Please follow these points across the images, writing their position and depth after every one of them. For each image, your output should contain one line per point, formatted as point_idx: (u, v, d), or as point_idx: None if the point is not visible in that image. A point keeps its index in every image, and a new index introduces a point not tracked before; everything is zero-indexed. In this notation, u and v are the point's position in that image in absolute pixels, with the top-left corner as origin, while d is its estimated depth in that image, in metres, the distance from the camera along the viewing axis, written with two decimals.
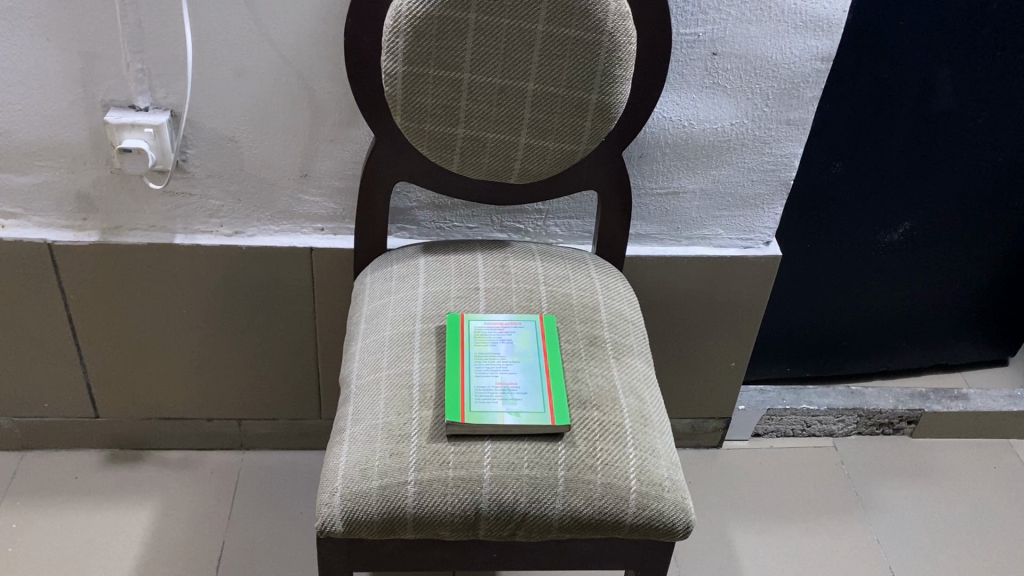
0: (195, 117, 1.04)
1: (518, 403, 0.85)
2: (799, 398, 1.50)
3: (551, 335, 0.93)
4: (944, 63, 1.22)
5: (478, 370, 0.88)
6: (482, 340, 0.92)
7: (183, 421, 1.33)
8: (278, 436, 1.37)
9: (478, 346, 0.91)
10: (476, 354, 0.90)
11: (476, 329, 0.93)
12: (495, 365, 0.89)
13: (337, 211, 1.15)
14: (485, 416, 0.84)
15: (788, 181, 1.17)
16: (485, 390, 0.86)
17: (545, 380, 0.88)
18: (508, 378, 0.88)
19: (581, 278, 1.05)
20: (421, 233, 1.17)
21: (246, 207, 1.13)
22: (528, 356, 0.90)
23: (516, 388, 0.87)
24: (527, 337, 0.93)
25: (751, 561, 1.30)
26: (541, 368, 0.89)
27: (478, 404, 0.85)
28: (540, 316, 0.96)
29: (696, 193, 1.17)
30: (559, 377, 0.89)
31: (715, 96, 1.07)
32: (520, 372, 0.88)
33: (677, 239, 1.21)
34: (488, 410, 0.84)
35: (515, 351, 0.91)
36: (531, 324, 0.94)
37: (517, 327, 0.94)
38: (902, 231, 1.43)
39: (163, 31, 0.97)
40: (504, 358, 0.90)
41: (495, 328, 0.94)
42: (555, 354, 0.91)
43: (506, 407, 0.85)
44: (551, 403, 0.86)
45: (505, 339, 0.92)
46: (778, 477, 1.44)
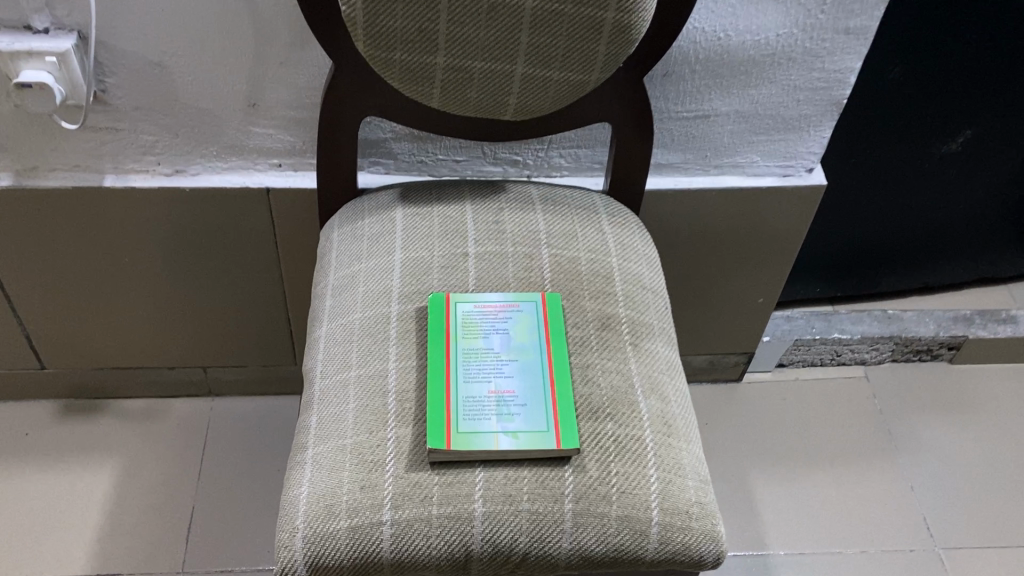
0: (109, 39, 0.83)
1: (516, 419, 0.70)
2: (831, 326, 1.34)
3: (555, 321, 0.77)
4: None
5: (467, 375, 0.73)
6: (471, 331, 0.76)
7: (143, 370, 1.19)
8: (250, 382, 1.23)
9: (466, 340, 0.75)
10: (464, 352, 0.74)
11: (463, 315, 0.77)
12: (487, 366, 0.73)
13: (296, 144, 0.95)
14: (475, 440, 0.68)
15: (841, 101, 0.96)
16: (476, 404, 0.71)
17: (548, 386, 0.72)
18: (503, 387, 0.72)
19: (591, 235, 0.87)
20: (399, 168, 0.98)
21: (186, 142, 0.94)
22: (528, 353, 0.74)
23: (514, 399, 0.71)
24: (525, 326, 0.76)
25: (773, 517, 1.19)
26: (543, 369, 0.73)
27: (467, 424, 0.69)
28: (542, 295, 0.79)
29: (729, 116, 0.96)
30: (565, 381, 0.73)
31: (760, 2, 0.85)
32: (519, 376, 0.73)
33: (703, 168, 1.02)
34: (480, 432, 0.69)
35: (512, 346, 0.75)
36: (531, 307, 0.78)
37: (514, 312, 0.77)
38: (962, 140, 1.23)
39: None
40: (498, 355, 0.74)
41: (487, 315, 0.77)
42: (560, 348, 0.75)
43: (502, 426, 0.70)
44: (555, 418, 0.70)
45: (499, 328, 0.76)
46: (805, 414, 1.31)
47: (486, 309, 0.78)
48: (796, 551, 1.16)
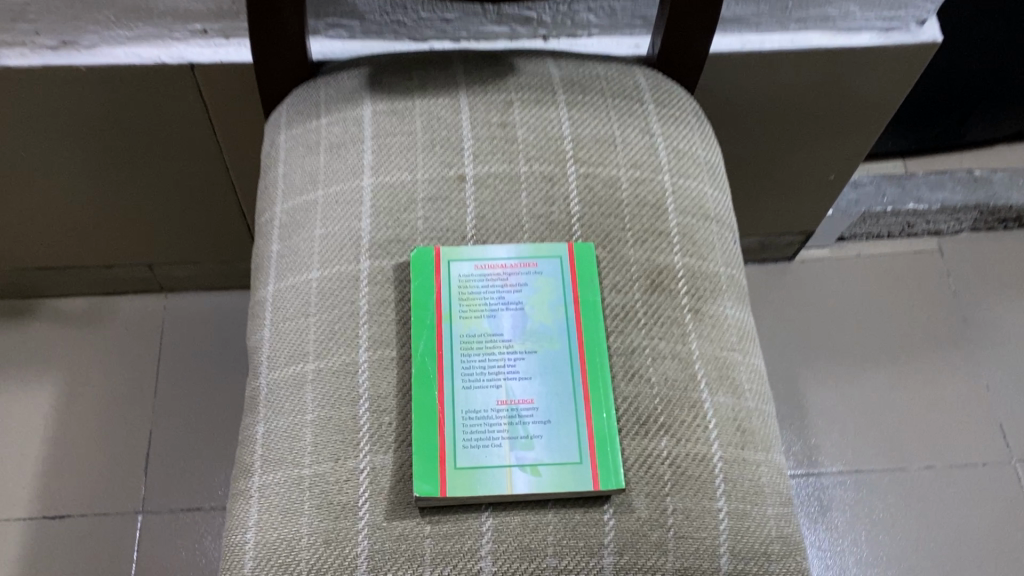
0: None
1: (537, 447, 0.50)
2: (905, 194, 1.12)
3: (589, 292, 0.55)
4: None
5: (466, 375, 0.52)
6: (470, 308, 0.54)
7: (75, 269, 0.98)
8: (206, 276, 1.03)
9: (463, 323, 0.54)
10: (461, 339, 0.53)
11: (458, 283, 0.55)
12: (494, 362, 0.53)
13: (223, 4, 0.69)
14: (479, 480, 0.49)
15: None
16: (480, 423, 0.51)
17: (579, 393, 0.52)
18: (518, 395, 0.52)
19: (634, 142, 0.63)
20: (367, 31, 0.72)
21: (69, 5, 0.67)
22: (551, 340, 0.54)
23: (533, 415, 0.51)
24: (547, 300, 0.55)
25: (826, 427, 1.03)
26: (573, 367, 0.53)
27: (467, 455, 0.50)
28: (569, 250, 0.57)
29: None
30: (604, 385, 0.53)
31: None
32: (539, 378, 0.52)
33: (781, 22, 0.75)
34: (486, 467, 0.50)
35: (529, 331, 0.54)
36: (555, 269, 0.56)
37: (532, 278, 0.56)
38: None
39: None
40: (509, 345, 0.53)
41: (494, 282, 0.55)
42: (596, 333, 0.54)
43: (516, 458, 0.50)
44: (591, 443, 0.51)
45: (509, 304, 0.55)
46: (866, 299, 1.11)
47: (491, 272, 0.56)
48: (852, 469, 1.00)
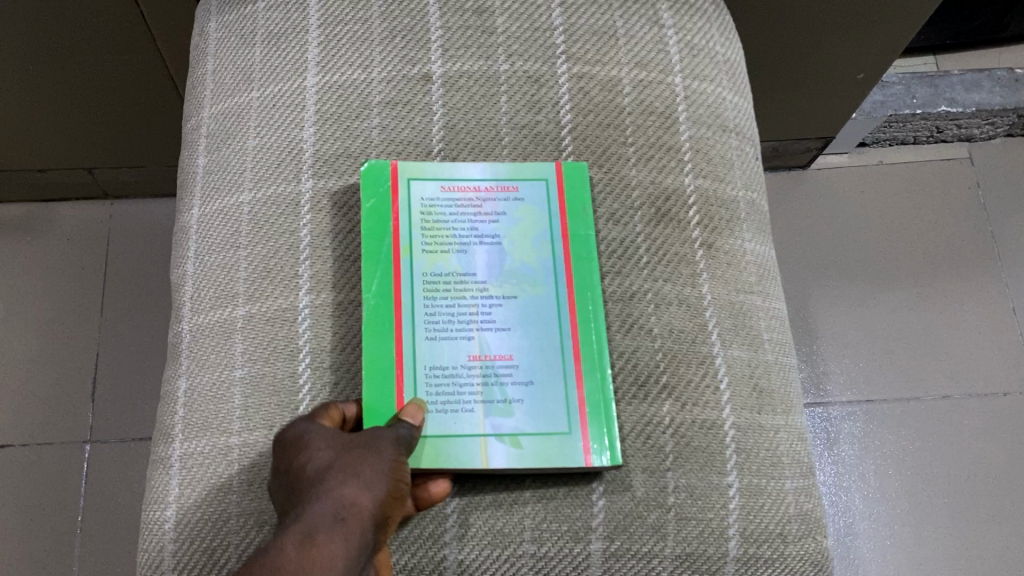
0: None
1: (517, 414, 0.42)
2: (937, 94, 1.00)
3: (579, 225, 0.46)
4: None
5: (430, 325, 0.43)
6: (436, 241, 0.45)
7: (7, 173, 0.87)
8: (156, 181, 0.92)
9: (427, 258, 0.44)
10: (425, 279, 0.44)
11: (420, 209, 0.46)
12: (466, 309, 0.44)
13: None
14: (446, 454, 0.40)
15: None
16: (447, 384, 0.42)
17: (568, 348, 0.43)
18: (494, 350, 0.43)
19: (639, 34, 0.52)
20: None
21: None
22: (534, 283, 0.45)
23: (513, 375, 0.43)
24: (529, 234, 0.46)
25: (836, 352, 0.94)
26: (561, 317, 0.44)
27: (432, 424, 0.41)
28: (558, 170, 0.47)
29: None
30: (597, 339, 0.44)
31: None
32: (519, 329, 0.44)
33: None
34: (455, 438, 0.41)
35: (507, 272, 0.44)
36: (540, 195, 0.46)
37: (511, 206, 0.46)
38: None
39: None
40: (484, 288, 0.44)
41: (464, 210, 0.46)
42: (589, 275, 0.45)
43: (491, 426, 0.41)
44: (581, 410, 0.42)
45: (484, 238, 0.45)
46: (889, 211, 1.01)
47: (461, 197, 0.46)
48: (863, 398, 0.92)
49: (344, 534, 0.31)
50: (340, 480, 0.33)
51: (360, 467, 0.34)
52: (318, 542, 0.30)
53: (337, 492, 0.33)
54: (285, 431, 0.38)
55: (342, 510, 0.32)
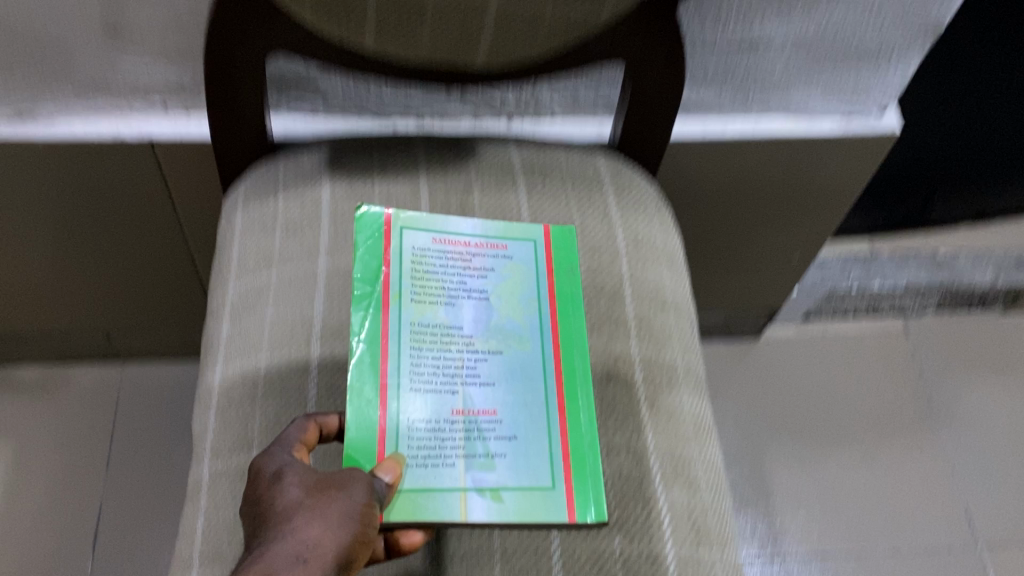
0: None
1: (498, 469, 0.47)
2: (870, 273, 1.15)
3: (563, 285, 0.55)
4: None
5: (416, 373, 0.49)
6: (425, 292, 0.52)
7: (31, 337, 0.96)
8: (165, 344, 1.01)
9: (417, 308, 0.51)
10: (413, 327, 0.50)
11: (413, 257, 0.53)
12: (453, 360, 0.50)
13: (185, 81, 0.69)
14: (428, 507, 0.45)
15: (941, 25, 0.69)
16: (433, 436, 0.48)
17: (552, 410, 0.50)
18: (478, 404, 0.49)
19: (593, 228, 0.63)
20: (331, 109, 0.71)
21: (30, 80, 0.67)
22: (520, 339, 0.52)
23: (495, 429, 0.48)
24: (516, 291, 0.53)
25: (792, 509, 1.01)
26: (544, 369, 0.51)
27: (417, 475, 0.46)
28: (545, 233, 0.56)
29: (785, 45, 0.70)
30: (580, 393, 0.51)
31: None
32: (502, 383, 0.50)
33: (743, 108, 0.75)
34: (436, 492, 0.46)
35: (494, 327, 0.52)
36: (525, 258, 0.55)
37: (499, 263, 0.54)
38: None
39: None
40: (469, 341, 0.51)
41: (455, 264, 0.53)
42: (570, 331, 0.53)
43: (472, 481, 0.47)
44: (567, 472, 0.48)
45: (473, 293, 0.53)
46: (835, 377, 1.10)
47: (452, 250, 0.54)
48: (818, 554, 0.98)
49: (302, 570, 0.36)
50: (305, 520, 0.38)
51: (328, 510, 0.39)
52: None
53: (303, 533, 0.37)
54: (264, 460, 0.43)
55: (306, 552, 0.37)
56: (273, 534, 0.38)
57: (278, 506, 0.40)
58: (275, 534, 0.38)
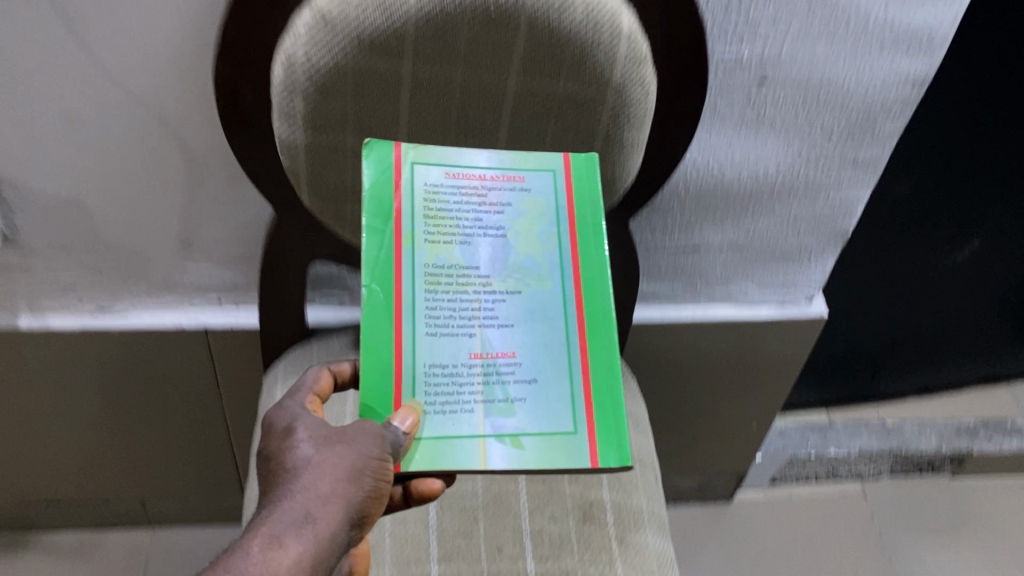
0: (17, 176, 0.72)
1: (518, 414, 0.49)
2: (826, 441, 1.26)
3: (584, 215, 0.54)
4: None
5: (432, 320, 0.50)
6: (438, 232, 0.51)
7: (74, 505, 1.07)
8: (192, 511, 1.11)
9: (430, 248, 0.51)
10: (427, 269, 0.50)
11: (426, 194, 0.52)
12: (470, 301, 0.50)
13: (238, 280, 0.84)
14: (449, 457, 0.48)
15: (846, 232, 0.86)
16: (452, 382, 0.49)
17: (573, 327, 0.51)
18: (497, 346, 0.50)
19: None
20: (356, 301, 0.87)
21: (113, 279, 0.82)
22: (540, 278, 0.52)
23: (513, 372, 0.50)
24: (534, 226, 0.53)
25: None
26: (566, 315, 0.51)
27: (435, 424, 0.48)
28: (565, 163, 0.55)
29: (722, 248, 0.87)
30: (603, 330, 0.52)
31: (759, 135, 0.76)
32: (521, 324, 0.51)
33: (693, 297, 0.92)
34: (455, 440, 0.48)
35: (511, 265, 0.52)
36: (544, 190, 0.54)
37: (517, 198, 0.53)
38: (969, 253, 1.10)
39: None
40: (487, 280, 0.51)
41: (469, 198, 0.52)
42: (591, 260, 0.53)
43: (491, 427, 0.48)
44: (589, 419, 0.50)
45: (489, 229, 0.52)
46: (801, 537, 1.20)
47: (466, 183, 0.53)
48: None
49: (307, 531, 0.45)
50: (311, 479, 0.46)
51: (334, 475, 0.47)
52: (288, 539, 0.44)
53: (309, 492, 0.46)
54: (278, 410, 0.52)
55: (311, 511, 0.45)
56: (286, 486, 0.46)
57: (291, 461, 0.48)
58: (287, 485, 0.46)
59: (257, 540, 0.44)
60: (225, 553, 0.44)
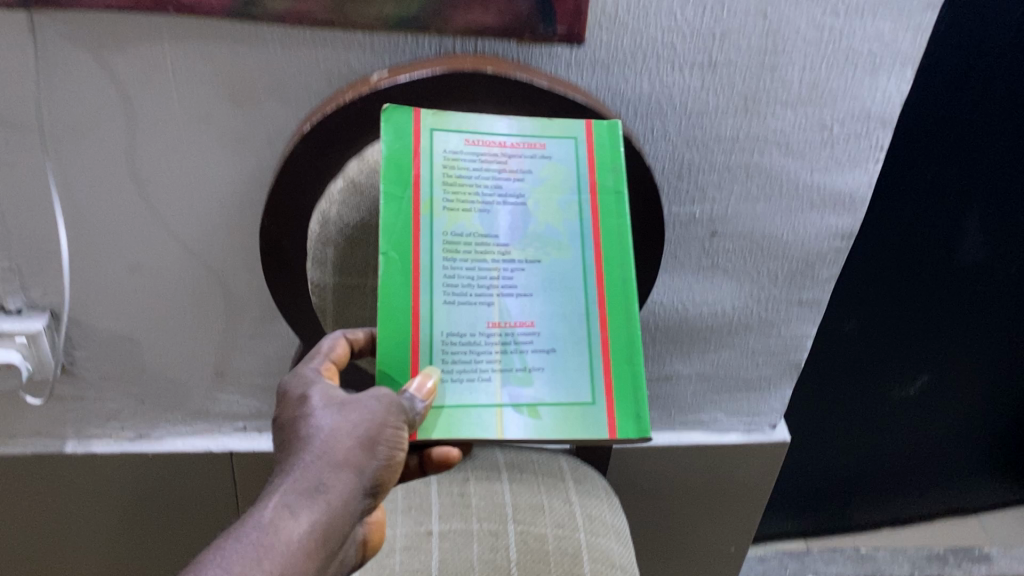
0: (82, 316, 0.85)
1: (534, 384, 0.56)
2: (805, 567, 1.33)
3: (604, 181, 0.59)
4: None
5: (451, 287, 0.56)
6: (458, 199, 0.57)
7: None
8: None
9: (451, 215, 0.57)
10: (448, 236, 0.57)
11: (446, 162, 0.58)
12: (489, 271, 0.57)
13: (263, 408, 0.95)
14: (467, 425, 0.55)
15: (799, 365, 0.99)
16: (472, 350, 0.56)
17: (592, 298, 0.58)
18: (515, 316, 0.57)
19: (558, 508, 0.87)
20: None
21: (152, 408, 0.93)
22: (558, 246, 0.58)
23: (531, 342, 0.57)
24: (554, 194, 0.59)
25: None
26: (581, 281, 0.58)
27: (455, 390, 0.56)
28: (584, 132, 0.61)
29: (691, 378, 0.98)
30: (620, 301, 0.58)
31: (715, 278, 0.89)
32: (538, 293, 0.57)
33: (669, 424, 1.03)
34: (472, 409, 0.55)
35: (530, 235, 0.58)
36: (563, 156, 0.60)
37: (535, 166, 0.59)
38: (919, 386, 1.18)
39: (16, 209, 0.77)
40: (505, 250, 0.57)
41: (489, 165, 0.58)
42: (608, 228, 0.59)
43: (507, 398, 0.56)
44: (607, 387, 0.57)
45: (509, 199, 0.58)
46: None
47: (486, 151, 0.59)
48: None
49: (320, 501, 0.49)
50: (324, 449, 0.50)
51: (344, 444, 0.51)
52: (303, 508, 0.48)
53: (323, 464, 0.50)
54: (297, 376, 0.56)
55: (324, 481, 0.49)
56: (298, 457, 0.50)
57: (305, 432, 0.51)
58: (300, 456, 0.50)
59: (268, 510, 0.48)
60: (239, 522, 0.48)
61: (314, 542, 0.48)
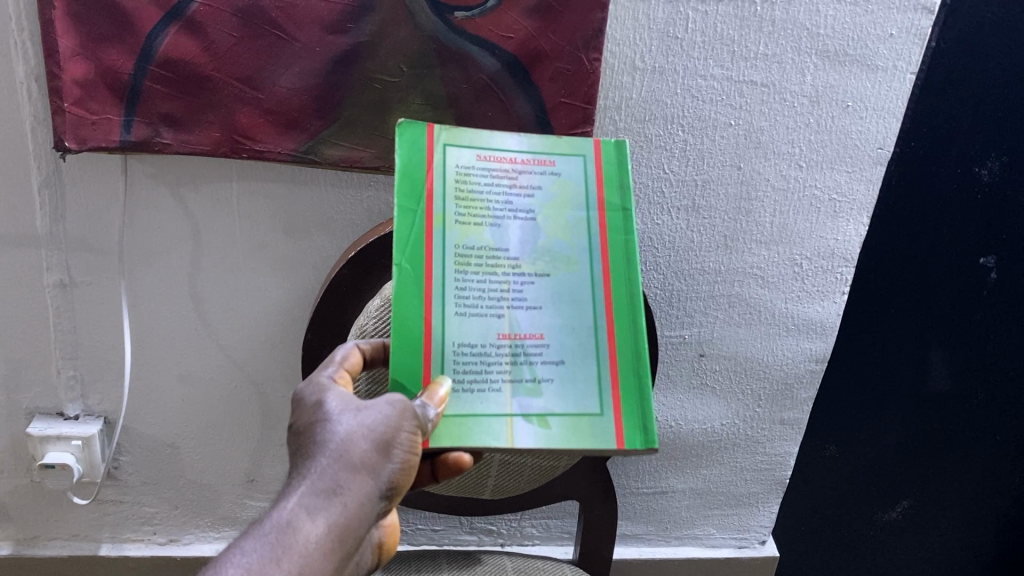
0: (131, 423, 0.94)
1: (544, 395, 0.54)
2: None
3: (611, 198, 0.56)
4: (991, 160, 0.94)
5: (461, 298, 0.53)
6: (470, 214, 0.54)
7: None
8: None
9: (461, 230, 0.54)
10: (458, 249, 0.54)
11: (458, 175, 0.55)
12: (499, 284, 0.54)
13: None
14: (476, 435, 0.53)
15: (784, 481, 1.07)
16: (481, 360, 0.53)
17: (602, 311, 0.55)
18: (525, 328, 0.54)
19: None
20: None
21: (184, 513, 1.02)
22: (568, 261, 0.55)
23: (541, 354, 0.54)
24: (563, 210, 0.56)
25: None
26: (591, 293, 0.55)
27: (465, 400, 0.53)
28: (594, 148, 0.57)
29: (685, 492, 1.06)
30: (627, 315, 0.55)
31: (704, 396, 0.99)
32: (548, 306, 0.54)
33: (665, 538, 1.11)
34: (482, 417, 0.53)
35: (541, 249, 0.55)
36: (573, 172, 0.56)
37: (546, 181, 0.56)
38: (900, 510, 1.23)
39: (87, 323, 0.88)
40: (516, 262, 0.54)
41: (500, 180, 0.55)
42: (617, 244, 0.56)
43: (518, 406, 0.53)
44: (615, 400, 0.54)
45: (519, 211, 0.55)
46: None
47: (496, 166, 0.56)
48: None
49: (335, 503, 0.49)
50: (338, 454, 0.50)
51: (360, 448, 0.51)
52: (319, 509, 0.49)
53: (335, 468, 0.50)
54: (314, 376, 0.56)
55: (338, 485, 0.50)
56: (314, 459, 0.50)
57: (322, 435, 0.51)
58: (316, 458, 0.50)
59: (286, 511, 0.48)
60: (256, 523, 0.48)
61: (330, 544, 0.49)
